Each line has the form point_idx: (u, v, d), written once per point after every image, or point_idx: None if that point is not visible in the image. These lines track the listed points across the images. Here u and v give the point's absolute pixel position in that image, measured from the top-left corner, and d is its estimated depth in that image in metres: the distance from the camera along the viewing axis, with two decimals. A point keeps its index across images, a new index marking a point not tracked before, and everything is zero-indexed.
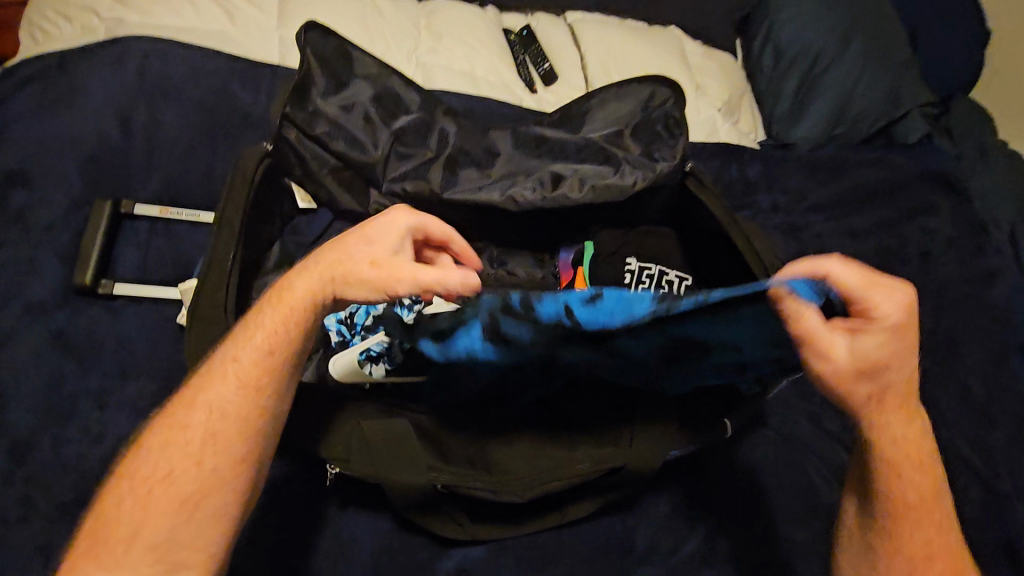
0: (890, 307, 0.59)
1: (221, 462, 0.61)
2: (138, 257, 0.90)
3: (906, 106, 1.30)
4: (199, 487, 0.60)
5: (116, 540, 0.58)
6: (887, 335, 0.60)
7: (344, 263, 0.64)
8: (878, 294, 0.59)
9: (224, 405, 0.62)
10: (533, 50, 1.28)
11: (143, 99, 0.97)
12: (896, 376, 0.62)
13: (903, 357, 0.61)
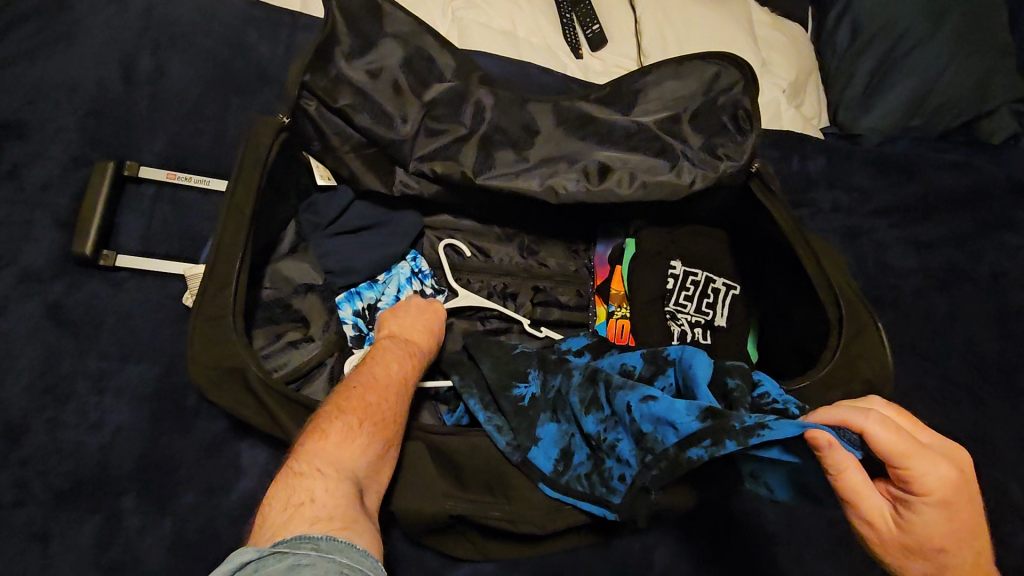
0: (932, 477, 0.50)
1: (384, 446, 0.58)
2: (142, 224, 0.83)
3: (994, 101, 1.16)
4: (369, 468, 0.56)
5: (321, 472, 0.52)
6: (939, 508, 0.50)
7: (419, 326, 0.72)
8: (922, 460, 0.50)
9: (395, 394, 0.61)
10: (582, 7, 1.12)
11: (148, 45, 0.87)
12: (966, 561, 0.51)
13: (963, 537, 0.51)
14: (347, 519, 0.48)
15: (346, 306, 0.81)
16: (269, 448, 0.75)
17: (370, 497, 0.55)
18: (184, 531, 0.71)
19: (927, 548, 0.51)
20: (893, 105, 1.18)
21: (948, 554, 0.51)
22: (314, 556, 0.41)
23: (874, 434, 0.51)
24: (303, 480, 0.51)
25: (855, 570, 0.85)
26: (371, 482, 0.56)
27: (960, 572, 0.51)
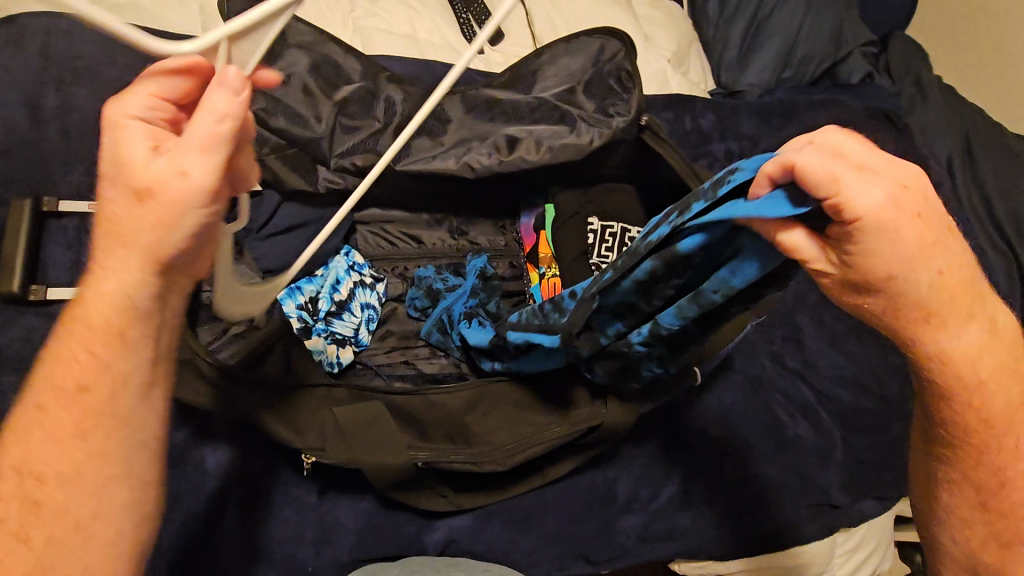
0: (863, 204, 0.45)
1: (97, 479, 0.54)
2: (69, 256, 0.84)
3: (847, 47, 1.32)
4: (79, 504, 0.53)
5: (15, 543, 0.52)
6: (906, 249, 0.47)
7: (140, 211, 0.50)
8: (859, 195, 0.45)
9: (74, 402, 0.53)
10: (477, 7, 1.21)
11: (51, 81, 0.88)
12: (929, 291, 0.50)
13: (920, 262, 0.48)
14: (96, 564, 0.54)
15: (288, 302, 0.83)
16: (231, 448, 0.76)
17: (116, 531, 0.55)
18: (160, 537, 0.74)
19: (878, 271, 0.48)
20: (764, 61, 1.32)
21: (906, 289, 0.49)
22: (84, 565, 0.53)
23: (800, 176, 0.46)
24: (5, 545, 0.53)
25: (793, 465, 0.94)
26: (92, 522, 0.54)
27: (912, 295, 0.49)
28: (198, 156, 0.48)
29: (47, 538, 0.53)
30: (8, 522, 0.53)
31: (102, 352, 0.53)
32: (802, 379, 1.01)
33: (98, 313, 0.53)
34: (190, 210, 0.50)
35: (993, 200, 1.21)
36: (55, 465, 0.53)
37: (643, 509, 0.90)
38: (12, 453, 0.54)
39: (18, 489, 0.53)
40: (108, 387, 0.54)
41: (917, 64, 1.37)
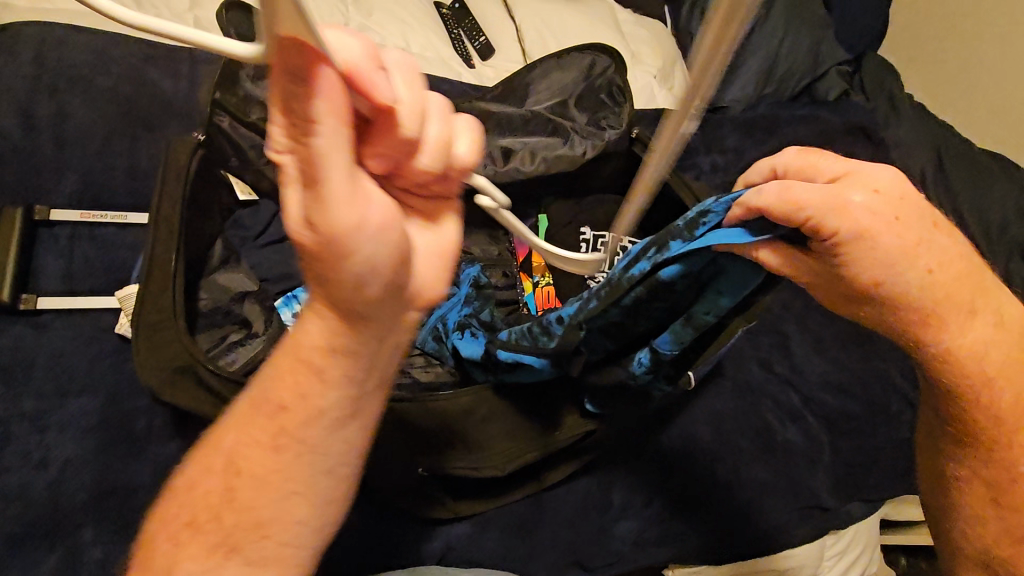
0: (838, 220, 0.48)
1: (289, 501, 0.49)
2: (61, 265, 0.85)
3: (824, 66, 1.38)
4: (270, 531, 0.49)
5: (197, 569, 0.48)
6: (890, 254, 0.49)
7: (312, 261, 0.41)
8: (831, 214, 0.48)
9: (263, 426, 0.49)
10: (467, 23, 1.25)
11: (43, 89, 0.87)
12: (920, 290, 0.51)
13: (910, 260, 0.50)
14: None
15: (285, 310, 0.86)
16: None
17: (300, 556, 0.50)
18: None
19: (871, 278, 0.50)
20: (746, 78, 1.37)
21: (897, 293, 0.51)
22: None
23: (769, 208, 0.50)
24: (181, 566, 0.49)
25: (782, 469, 0.96)
26: (280, 553, 0.49)
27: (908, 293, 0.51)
28: (326, 185, 0.37)
29: (232, 533, 0.49)
30: (200, 498, 0.50)
31: (307, 379, 0.47)
32: (788, 385, 1.04)
33: (304, 337, 0.46)
34: (347, 245, 0.39)
35: (966, 211, 1.26)
36: (242, 486, 0.49)
37: (638, 515, 0.90)
38: (229, 435, 0.51)
39: (222, 476, 0.50)
40: (305, 413, 0.47)
41: (890, 82, 1.43)
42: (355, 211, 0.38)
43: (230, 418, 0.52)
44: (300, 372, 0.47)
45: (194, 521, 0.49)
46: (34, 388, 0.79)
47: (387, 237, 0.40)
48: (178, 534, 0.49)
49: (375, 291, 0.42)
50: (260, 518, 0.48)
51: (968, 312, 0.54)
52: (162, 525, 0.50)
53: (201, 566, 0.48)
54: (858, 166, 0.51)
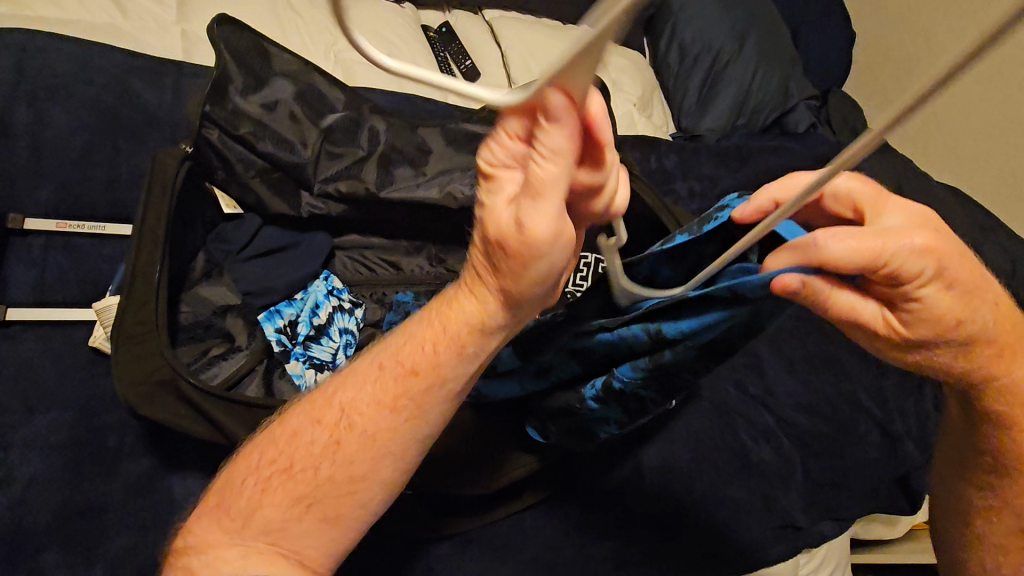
0: (919, 262, 0.48)
1: (376, 461, 0.52)
2: (34, 275, 0.83)
3: (793, 99, 1.45)
4: (351, 485, 0.52)
5: (267, 510, 0.52)
6: (962, 288, 0.50)
7: (498, 256, 0.43)
8: (913, 257, 0.47)
9: (374, 390, 0.52)
10: (454, 48, 1.27)
11: (23, 96, 0.86)
12: (984, 328, 0.54)
13: (973, 299, 0.51)
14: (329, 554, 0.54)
15: (267, 326, 0.84)
16: (202, 476, 0.77)
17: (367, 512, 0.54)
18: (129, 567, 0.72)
19: (947, 319, 0.51)
20: (721, 109, 1.43)
21: (966, 331, 0.53)
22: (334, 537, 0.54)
23: (840, 258, 0.47)
24: (254, 501, 0.53)
25: (757, 488, 0.98)
26: (344, 510, 0.53)
27: (975, 332, 0.53)
28: (541, 202, 0.39)
29: (322, 489, 0.52)
30: (303, 447, 0.53)
31: (444, 353, 0.50)
32: (762, 405, 1.07)
33: (448, 304, 0.50)
34: (535, 252, 0.41)
35: None
36: (339, 441, 0.52)
37: (619, 534, 0.90)
38: (342, 392, 0.53)
39: (333, 428, 0.53)
40: (429, 382, 0.51)
41: (854, 118, 1.51)
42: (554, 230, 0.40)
43: (348, 374, 0.55)
44: (432, 343, 0.50)
45: (288, 468, 0.53)
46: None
47: (563, 252, 0.42)
48: (270, 479, 0.53)
49: (535, 295, 0.45)
50: (354, 476, 0.52)
51: (1005, 353, 0.57)
52: (257, 469, 0.54)
53: (282, 512, 0.52)
54: (904, 207, 0.52)
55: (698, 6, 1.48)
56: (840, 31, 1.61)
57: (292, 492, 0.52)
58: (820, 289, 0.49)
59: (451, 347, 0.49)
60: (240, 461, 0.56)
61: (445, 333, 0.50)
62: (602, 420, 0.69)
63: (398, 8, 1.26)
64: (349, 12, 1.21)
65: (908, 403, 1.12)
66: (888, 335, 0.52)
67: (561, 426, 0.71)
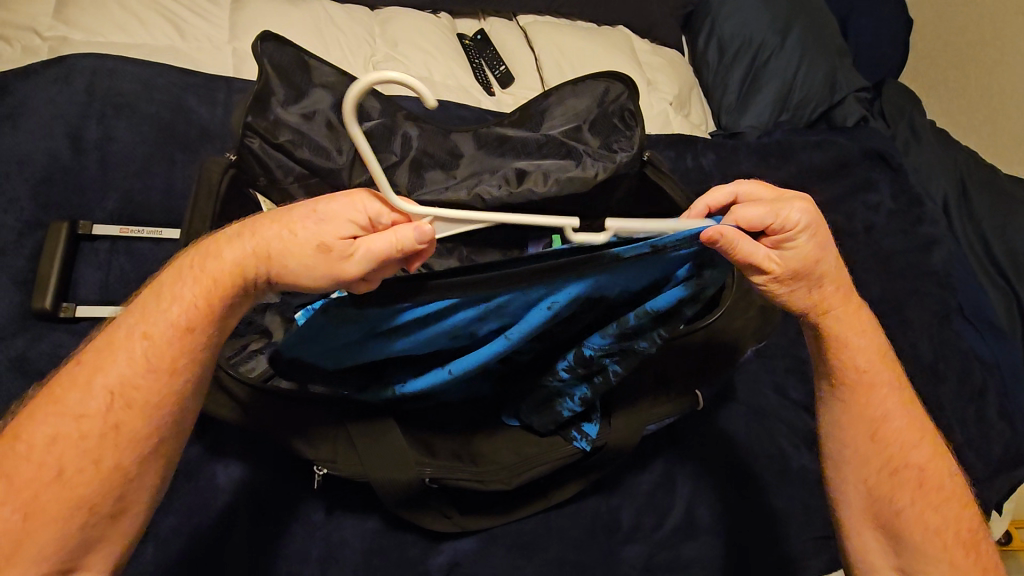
0: (799, 216, 0.60)
1: (153, 428, 0.57)
2: (99, 275, 0.91)
3: (841, 92, 1.38)
4: (130, 456, 0.56)
5: (46, 518, 0.53)
6: (827, 244, 0.63)
7: (307, 270, 0.54)
8: (791, 212, 0.60)
9: (140, 363, 0.56)
10: (488, 54, 1.30)
11: (93, 115, 0.96)
12: (834, 283, 0.66)
13: (829, 254, 0.63)
14: (107, 542, 0.57)
15: None
16: (242, 465, 0.81)
17: (144, 486, 0.58)
18: (171, 548, 0.77)
19: (815, 265, 0.62)
20: (762, 105, 1.39)
21: (821, 281, 0.64)
22: (106, 517, 0.56)
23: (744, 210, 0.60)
24: (21, 513, 0.53)
25: (797, 495, 0.95)
26: (126, 487, 0.57)
27: (827, 283, 0.65)
28: (366, 260, 0.53)
29: (104, 476, 0.55)
30: (71, 446, 0.55)
31: (213, 314, 0.58)
32: (803, 409, 1.03)
33: (213, 273, 0.57)
34: (330, 278, 0.54)
35: (991, 239, 1.26)
36: (110, 422, 0.55)
37: (647, 537, 0.89)
38: (103, 374, 0.56)
39: (103, 414, 0.56)
40: (195, 343, 0.58)
41: (910, 109, 1.42)
42: (359, 277, 0.53)
43: (100, 357, 0.57)
44: (203, 313, 0.57)
45: (60, 474, 0.54)
46: None
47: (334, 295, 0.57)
48: (34, 496, 0.53)
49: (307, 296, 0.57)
50: (136, 456, 0.57)
51: (843, 294, 0.67)
52: (6, 493, 0.53)
53: (63, 519, 0.54)
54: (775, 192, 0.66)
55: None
56: (894, 20, 1.53)
57: (67, 488, 0.54)
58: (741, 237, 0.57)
59: (215, 311, 0.58)
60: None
61: (212, 296, 0.57)
62: (564, 395, 0.74)
63: (433, 18, 1.30)
64: (388, 25, 1.25)
65: (967, 411, 1.06)
66: (783, 275, 0.62)
67: (533, 401, 0.76)
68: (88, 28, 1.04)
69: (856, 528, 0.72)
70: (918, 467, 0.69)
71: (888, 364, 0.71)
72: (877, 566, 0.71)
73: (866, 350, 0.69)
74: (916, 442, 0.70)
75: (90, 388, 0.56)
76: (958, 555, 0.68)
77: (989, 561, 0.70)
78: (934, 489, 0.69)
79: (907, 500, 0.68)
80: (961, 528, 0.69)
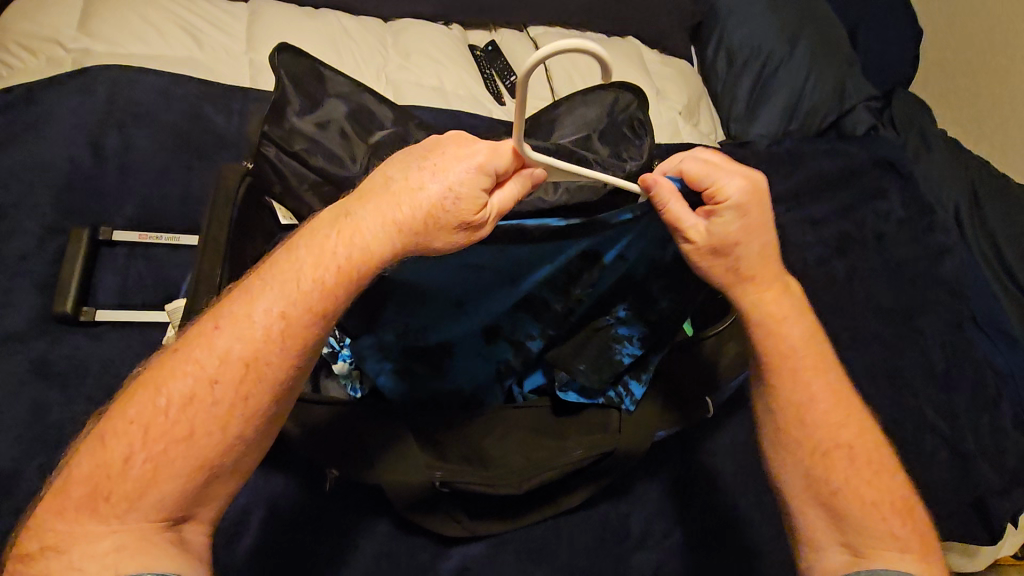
0: (734, 190, 0.61)
1: (272, 402, 0.57)
2: (118, 281, 0.93)
3: (851, 101, 1.39)
4: (246, 428, 0.57)
5: (168, 473, 0.55)
6: (759, 222, 0.63)
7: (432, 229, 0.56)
8: (726, 180, 0.61)
9: (271, 339, 0.56)
10: (499, 64, 1.31)
11: (114, 124, 0.99)
12: (759, 262, 0.66)
13: (758, 235, 0.64)
14: (209, 502, 0.58)
15: None
16: (255, 467, 0.82)
17: (250, 455, 0.59)
18: None
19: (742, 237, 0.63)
20: (771, 114, 1.39)
21: (745, 257, 0.65)
22: (214, 481, 0.57)
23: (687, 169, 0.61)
24: (149, 465, 0.54)
25: None
26: (238, 455, 0.57)
27: (748, 260, 0.65)
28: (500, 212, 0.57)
29: (226, 443, 0.56)
30: (203, 411, 0.55)
31: (343, 293, 0.57)
32: None
33: (354, 251, 0.56)
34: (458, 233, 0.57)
35: (1004, 248, 1.25)
36: (238, 394, 0.56)
37: (657, 545, 0.89)
38: (240, 344, 0.56)
39: (236, 383, 0.56)
40: (320, 323, 0.57)
41: (920, 118, 1.42)
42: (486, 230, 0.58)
43: (236, 324, 0.56)
44: (337, 293, 0.57)
45: (188, 435, 0.55)
46: (87, 394, 0.86)
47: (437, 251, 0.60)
48: (164, 450, 0.55)
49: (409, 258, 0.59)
50: (257, 428, 0.57)
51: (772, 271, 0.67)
52: (143, 445, 0.54)
53: (184, 477, 0.55)
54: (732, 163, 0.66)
55: (747, 10, 1.45)
56: (904, 30, 1.53)
57: (188, 448, 0.55)
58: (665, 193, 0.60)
59: (349, 292, 0.57)
60: (110, 434, 0.55)
61: (343, 278, 0.56)
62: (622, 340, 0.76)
63: (446, 29, 1.32)
64: (401, 36, 1.28)
65: (980, 420, 1.05)
66: (703, 247, 0.63)
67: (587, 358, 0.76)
68: (110, 40, 1.06)
69: (800, 508, 0.70)
70: (847, 445, 0.69)
71: (815, 347, 0.70)
72: (824, 544, 0.69)
73: (801, 331, 0.70)
74: (843, 420, 0.70)
75: (224, 355, 0.55)
76: (896, 525, 0.67)
77: (928, 531, 0.69)
78: (866, 468, 0.69)
79: (839, 477, 0.68)
80: (895, 498, 0.69)
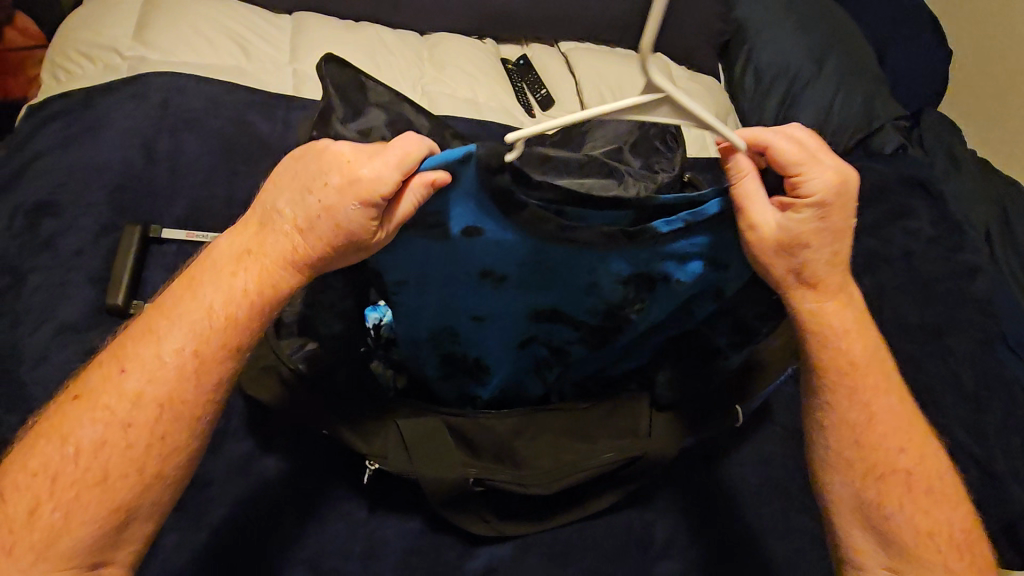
0: (819, 187, 0.60)
1: (185, 436, 0.61)
2: (165, 276, 0.97)
3: (880, 120, 1.38)
4: (161, 464, 0.61)
5: (84, 515, 0.58)
6: (836, 227, 0.63)
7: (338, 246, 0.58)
8: (813, 177, 0.60)
9: (178, 378, 0.60)
10: (530, 78, 1.35)
11: (167, 128, 1.04)
12: (825, 267, 0.65)
13: (825, 240, 0.63)
14: (131, 542, 0.62)
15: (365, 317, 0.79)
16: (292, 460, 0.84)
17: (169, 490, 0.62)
18: (219, 539, 0.80)
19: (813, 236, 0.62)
20: None
21: (810, 261, 0.64)
22: (136, 518, 0.61)
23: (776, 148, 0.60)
24: (63, 509, 0.58)
25: None
26: (153, 491, 0.61)
27: (814, 263, 0.64)
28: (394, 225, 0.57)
29: (139, 480, 0.60)
30: (115, 453, 0.59)
31: (242, 324, 0.61)
32: None
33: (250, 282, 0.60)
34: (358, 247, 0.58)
35: None
36: (149, 431, 0.60)
37: (682, 554, 0.89)
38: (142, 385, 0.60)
39: (146, 425, 0.60)
40: (222, 356, 0.62)
41: (949, 138, 1.42)
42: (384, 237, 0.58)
43: (138, 367, 0.61)
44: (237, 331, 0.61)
45: (101, 478, 0.59)
46: None
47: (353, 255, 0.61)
48: (75, 495, 0.58)
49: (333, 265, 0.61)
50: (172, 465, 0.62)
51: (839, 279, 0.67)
52: (51, 493, 0.58)
53: (101, 513, 0.59)
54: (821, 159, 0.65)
55: (774, 31, 1.48)
56: (932, 50, 1.54)
57: (106, 490, 0.59)
58: (743, 171, 0.60)
59: (250, 324, 0.61)
60: (13, 489, 0.59)
61: (246, 310, 0.61)
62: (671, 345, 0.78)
63: (480, 43, 1.37)
64: (436, 49, 1.32)
65: (1010, 442, 1.04)
66: (768, 239, 0.62)
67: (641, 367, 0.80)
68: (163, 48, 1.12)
69: (846, 531, 0.72)
70: (905, 470, 0.70)
71: (878, 366, 0.71)
72: (870, 567, 0.71)
73: (866, 348, 0.70)
74: (903, 444, 0.71)
75: (124, 394, 0.60)
76: (952, 559, 0.69)
77: (982, 560, 0.70)
78: (923, 496, 0.70)
79: (897, 502, 0.70)
80: (950, 526, 0.70)
